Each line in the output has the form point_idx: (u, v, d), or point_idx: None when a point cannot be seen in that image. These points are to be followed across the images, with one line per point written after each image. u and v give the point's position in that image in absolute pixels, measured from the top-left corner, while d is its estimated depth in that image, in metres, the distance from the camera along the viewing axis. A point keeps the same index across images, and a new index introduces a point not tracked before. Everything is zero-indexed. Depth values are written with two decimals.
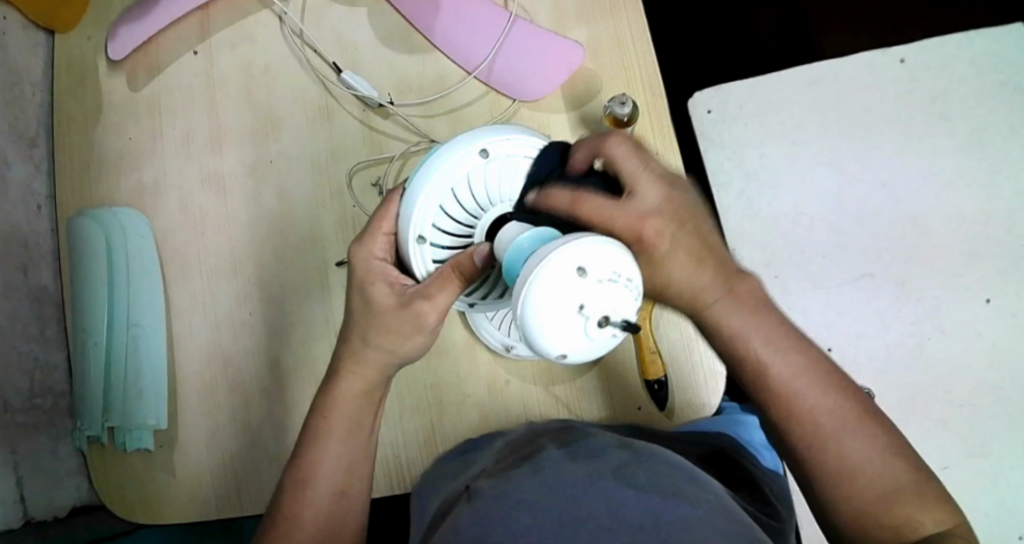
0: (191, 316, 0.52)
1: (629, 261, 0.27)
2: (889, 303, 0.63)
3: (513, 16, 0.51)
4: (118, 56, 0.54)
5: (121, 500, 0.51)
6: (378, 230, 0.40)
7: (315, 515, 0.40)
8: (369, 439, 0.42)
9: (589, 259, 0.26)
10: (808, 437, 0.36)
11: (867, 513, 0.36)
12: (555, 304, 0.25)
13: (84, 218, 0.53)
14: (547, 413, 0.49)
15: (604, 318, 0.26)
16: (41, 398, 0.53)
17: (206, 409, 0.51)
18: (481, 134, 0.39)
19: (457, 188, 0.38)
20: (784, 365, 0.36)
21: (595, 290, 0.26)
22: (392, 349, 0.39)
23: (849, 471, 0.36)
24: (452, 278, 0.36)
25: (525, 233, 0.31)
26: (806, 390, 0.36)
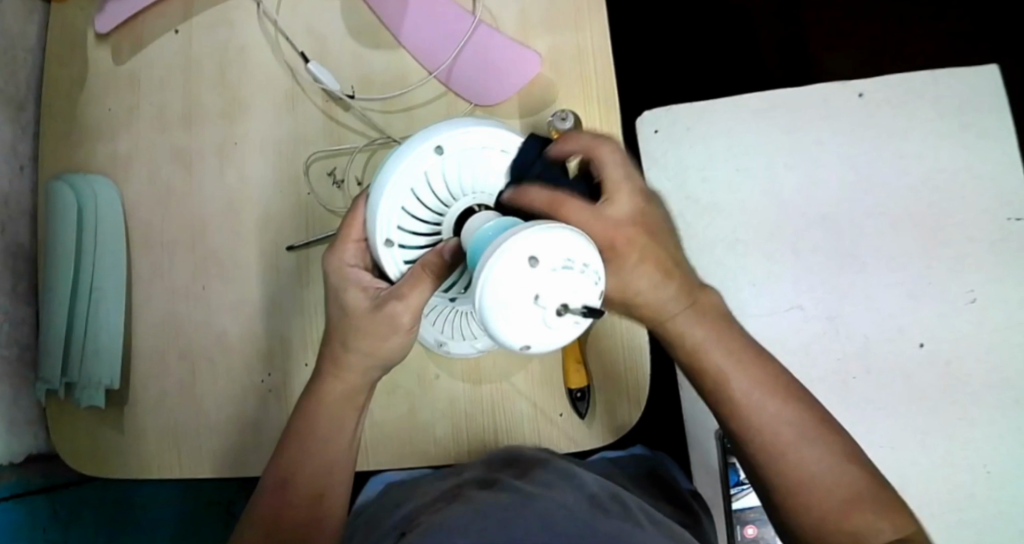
0: (151, 284, 0.55)
1: (584, 247, 0.27)
2: (820, 337, 0.54)
3: (476, 21, 0.52)
4: (105, 29, 0.57)
5: (76, 452, 0.54)
6: (348, 238, 0.41)
7: (293, 516, 0.42)
8: (353, 449, 0.44)
9: (542, 247, 0.26)
10: (764, 446, 0.37)
11: (827, 517, 0.36)
12: (511, 294, 0.25)
13: (60, 181, 0.55)
14: (474, 412, 0.50)
15: (563, 305, 0.26)
16: (9, 349, 0.56)
17: (158, 374, 0.54)
18: (434, 130, 0.39)
19: (418, 188, 0.38)
20: (746, 378, 0.38)
21: (550, 278, 0.26)
22: (372, 352, 0.40)
23: (807, 478, 0.37)
24: (424, 277, 0.36)
25: (491, 223, 0.32)
26: (766, 401, 0.38)
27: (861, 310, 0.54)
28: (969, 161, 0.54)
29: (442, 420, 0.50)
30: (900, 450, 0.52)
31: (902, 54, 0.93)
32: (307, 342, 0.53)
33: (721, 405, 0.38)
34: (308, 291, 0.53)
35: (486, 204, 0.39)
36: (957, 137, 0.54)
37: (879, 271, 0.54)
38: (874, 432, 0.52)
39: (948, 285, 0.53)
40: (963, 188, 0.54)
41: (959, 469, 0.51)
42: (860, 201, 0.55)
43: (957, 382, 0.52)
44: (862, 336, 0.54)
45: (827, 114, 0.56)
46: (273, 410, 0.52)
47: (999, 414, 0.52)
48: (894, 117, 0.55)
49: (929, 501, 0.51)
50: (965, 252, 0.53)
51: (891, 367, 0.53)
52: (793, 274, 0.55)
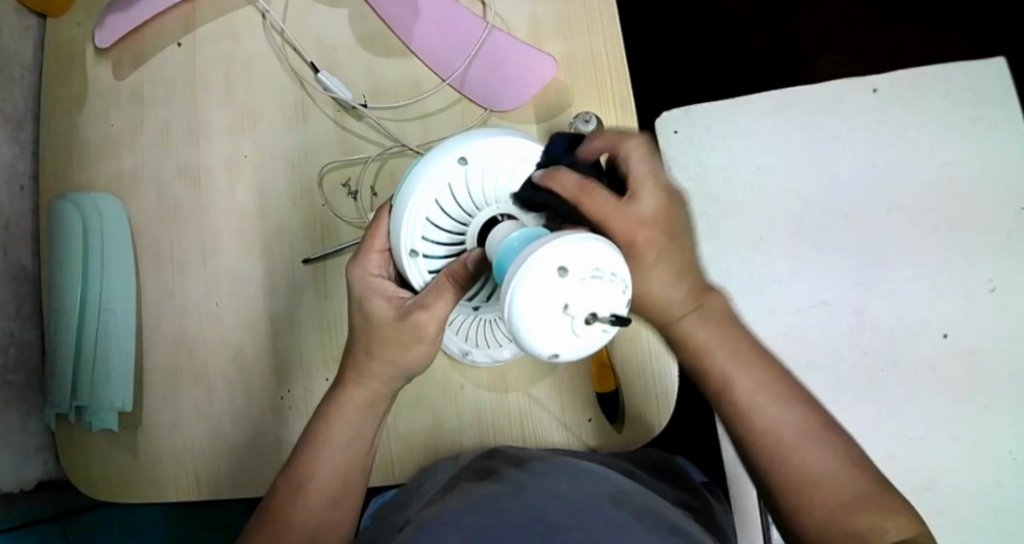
0: (161, 304, 0.53)
1: (614, 255, 0.26)
2: (843, 332, 0.55)
3: (490, 26, 0.52)
4: (106, 44, 0.55)
5: (88, 477, 0.52)
6: (372, 248, 0.40)
7: (306, 519, 0.40)
8: (367, 451, 0.43)
9: (570, 257, 0.25)
10: (763, 443, 0.36)
11: (831, 519, 0.34)
12: (539, 305, 0.25)
13: (65, 202, 0.54)
14: (500, 421, 0.50)
15: (592, 314, 0.25)
16: (15, 375, 0.55)
17: (169, 394, 0.52)
18: (458, 142, 0.38)
19: (442, 198, 0.37)
20: (750, 379, 0.36)
21: (577, 289, 0.25)
22: (394, 361, 0.39)
23: (812, 479, 0.35)
24: (448, 286, 0.35)
25: (516, 234, 0.31)
26: (769, 405, 0.36)
27: (880, 302, 0.55)
28: (980, 152, 0.54)
29: (469, 430, 0.50)
30: (926, 438, 0.52)
31: (900, 51, 0.93)
32: (325, 356, 0.51)
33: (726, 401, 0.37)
34: (325, 304, 0.52)
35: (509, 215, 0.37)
36: (968, 129, 0.55)
37: (897, 263, 0.55)
38: (898, 422, 0.53)
39: (964, 275, 0.54)
40: (974, 179, 0.54)
41: (985, 456, 0.52)
42: (875, 196, 0.56)
43: (978, 370, 0.53)
44: (882, 329, 0.54)
45: (842, 111, 0.56)
46: (293, 427, 0.51)
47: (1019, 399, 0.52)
48: (906, 113, 0.56)
49: (956, 489, 0.51)
50: (979, 243, 0.54)
51: (911, 357, 0.54)
52: (810, 270, 0.55)
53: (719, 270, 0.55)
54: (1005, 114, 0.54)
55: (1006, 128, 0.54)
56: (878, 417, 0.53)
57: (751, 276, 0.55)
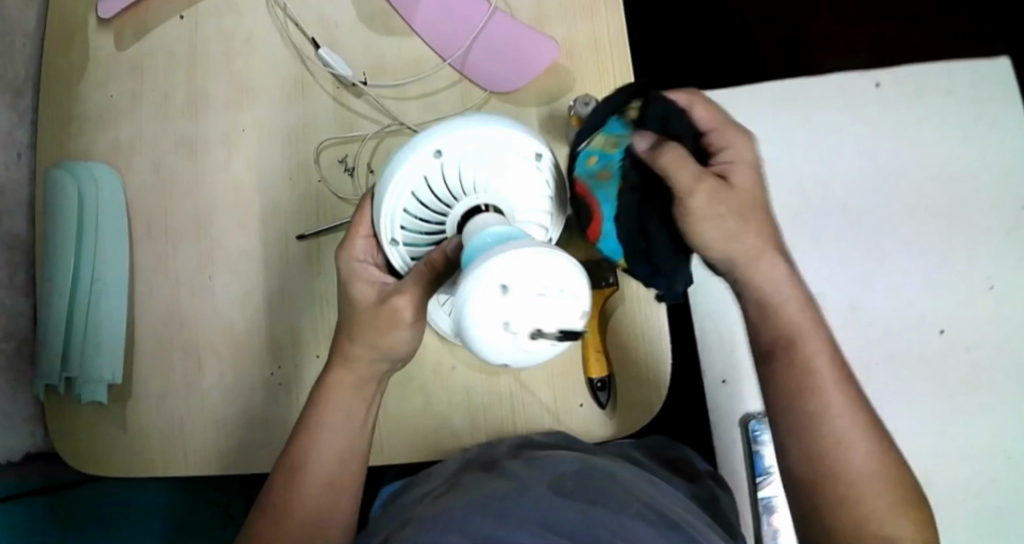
0: (154, 276, 0.53)
1: (562, 270, 0.26)
2: (839, 327, 0.54)
3: (490, 9, 0.52)
4: (107, 15, 0.55)
5: (75, 447, 0.52)
6: (357, 234, 0.40)
7: (303, 504, 0.40)
8: (365, 436, 0.42)
9: (512, 273, 0.25)
10: (820, 421, 0.36)
11: (869, 517, 0.35)
12: (483, 320, 0.26)
13: (61, 171, 0.54)
14: (486, 405, 0.49)
15: (536, 332, 0.26)
16: (5, 344, 0.55)
17: (159, 368, 0.52)
18: (431, 132, 0.37)
19: (418, 189, 0.37)
20: (822, 356, 0.37)
21: (519, 307, 0.25)
22: (374, 345, 0.39)
23: (854, 474, 0.35)
24: (430, 275, 0.35)
25: (497, 230, 0.31)
26: (834, 394, 0.36)
27: (878, 297, 0.54)
28: (983, 149, 0.54)
29: (457, 411, 0.49)
30: (922, 435, 0.52)
31: (910, 50, 0.92)
32: (319, 334, 0.51)
33: (789, 379, 0.37)
34: (319, 281, 0.51)
35: (491, 206, 0.36)
36: (970, 126, 0.54)
37: (896, 259, 0.54)
38: (894, 419, 0.53)
39: (963, 272, 0.53)
40: (977, 176, 0.54)
41: (980, 454, 0.51)
42: (876, 190, 0.55)
43: (975, 369, 0.52)
44: (879, 325, 0.54)
45: (845, 105, 0.56)
46: (283, 404, 0.50)
47: (1016, 398, 0.52)
48: (909, 108, 0.56)
49: (949, 488, 0.51)
50: (979, 242, 0.53)
51: (908, 353, 0.53)
52: (810, 263, 0.55)
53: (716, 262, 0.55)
54: (1008, 112, 0.54)
55: (1009, 126, 0.54)
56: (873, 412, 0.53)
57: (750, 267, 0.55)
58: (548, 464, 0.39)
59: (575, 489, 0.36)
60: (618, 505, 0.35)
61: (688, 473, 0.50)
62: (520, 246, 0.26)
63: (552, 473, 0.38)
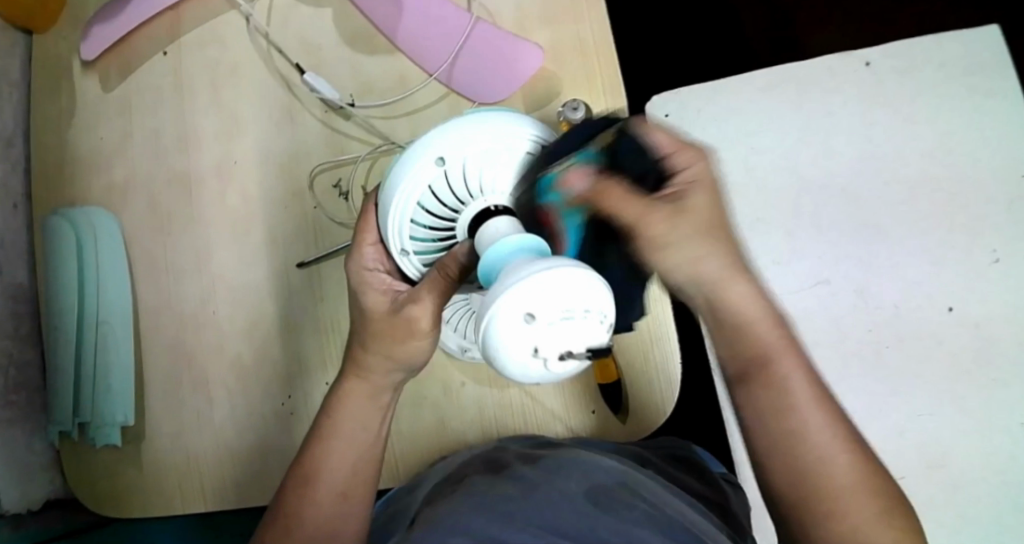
0: (159, 314, 0.53)
1: (586, 291, 0.25)
2: (846, 311, 0.54)
3: (473, 18, 0.51)
4: (91, 57, 0.55)
5: (92, 491, 0.52)
6: (364, 243, 0.39)
7: (314, 514, 0.39)
8: (379, 444, 0.42)
9: (536, 301, 0.25)
10: (797, 439, 0.32)
11: (855, 534, 0.31)
12: (510, 345, 0.25)
13: (57, 217, 0.54)
14: (500, 416, 0.49)
15: (565, 354, 0.25)
16: (16, 394, 0.55)
17: (169, 405, 0.52)
18: (429, 140, 0.36)
19: (424, 199, 0.37)
20: (790, 365, 0.32)
21: (548, 333, 0.25)
22: (390, 355, 0.38)
23: (837, 487, 0.31)
24: (441, 279, 0.34)
25: (515, 238, 0.30)
26: (806, 404, 0.32)
27: (882, 278, 0.54)
28: (979, 121, 0.53)
29: (471, 425, 0.49)
30: (937, 414, 0.52)
31: (903, 18, 0.91)
32: (326, 358, 0.51)
33: (757, 396, 0.32)
34: (322, 307, 0.51)
35: (504, 207, 0.35)
36: (964, 99, 0.54)
37: (899, 236, 0.54)
38: (907, 400, 0.53)
39: (967, 247, 0.53)
40: (974, 149, 0.53)
41: (995, 429, 0.51)
42: (872, 171, 0.55)
43: (985, 344, 0.52)
44: (886, 306, 0.54)
45: (835, 86, 0.56)
46: (296, 434, 0.50)
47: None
48: (901, 85, 0.55)
49: (968, 464, 0.51)
50: (982, 213, 0.53)
51: (918, 331, 0.53)
52: (812, 249, 0.55)
53: None
54: (1002, 82, 0.54)
55: (1002, 96, 0.53)
56: (885, 394, 0.53)
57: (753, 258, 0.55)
58: (557, 465, 0.39)
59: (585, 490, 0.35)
60: (622, 506, 0.35)
61: (700, 479, 0.49)
62: (544, 266, 0.25)
63: (560, 476, 0.38)
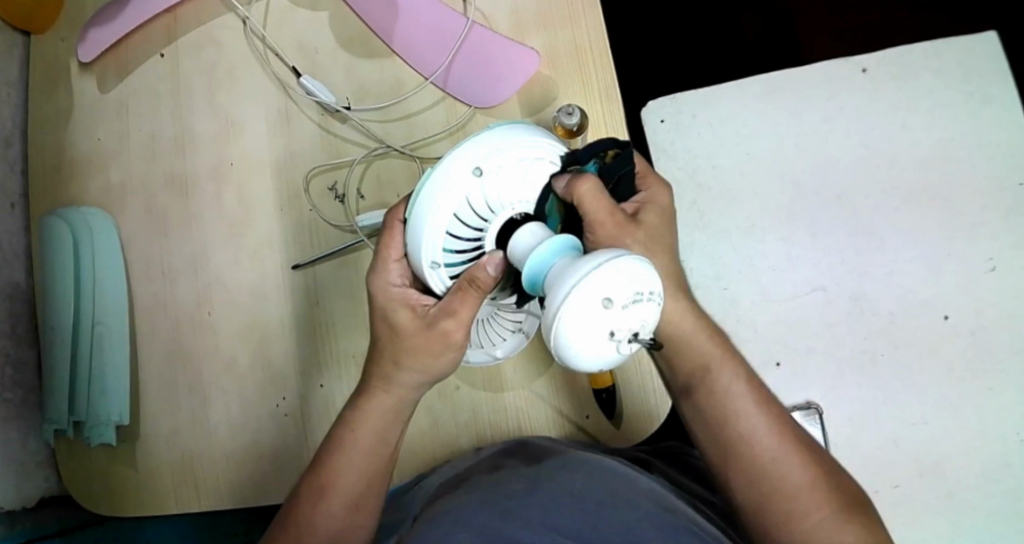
0: (155, 315, 0.53)
1: (650, 273, 0.26)
2: (842, 317, 0.54)
3: (470, 21, 0.51)
4: (89, 58, 0.55)
5: (88, 490, 0.52)
6: (388, 258, 0.39)
7: (328, 524, 0.39)
8: (392, 457, 0.42)
9: (614, 286, 0.25)
10: (746, 448, 0.35)
11: (817, 532, 0.34)
12: (588, 331, 0.25)
13: (55, 217, 0.54)
14: (495, 420, 0.49)
15: (633, 335, 0.26)
16: (12, 393, 0.55)
17: (166, 406, 0.52)
18: (463, 151, 0.34)
19: (460, 211, 0.35)
20: (733, 383, 0.36)
21: (623, 317, 0.25)
22: (425, 369, 0.38)
23: (791, 487, 0.34)
24: (470, 293, 0.35)
25: (546, 244, 0.30)
26: (751, 414, 0.36)
27: (879, 284, 0.54)
28: (975, 128, 0.53)
29: (467, 429, 0.49)
30: (931, 422, 0.52)
31: (903, 21, 0.90)
32: (322, 360, 0.51)
33: (706, 410, 0.36)
34: (317, 309, 0.51)
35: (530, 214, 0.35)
36: (960, 106, 0.54)
37: (896, 244, 0.54)
38: (903, 408, 0.52)
39: (964, 255, 0.53)
40: (971, 156, 0.53)
41: (990, 437, 0.51)
42: (869, 177, 0.55)
43: (980, 351, 0.52)
44: (882, 313, 0.53)
45: (832, 92, 0.56)
46: (291, 437, 0.50)
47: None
48: (897, 92, 0.55)
49: (962, 473, 0.51)
50: (979, 221, 0.53)
51: (913, 338, 0.53)
52: (810, 255, 0.55)
53: (714, 260, 0.55)
54: (999, 89, 0.53)
55: (999, 103, 0.53)
56: (881, 401, 0.53)
57: (749, 263, 0.55)
58: (556, 465, 0.39)
59: (585, 490, 0.35)
60: (624, 507, 0.34)
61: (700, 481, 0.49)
62: (611, 256, 0.26)
63: (558, 474, 0.37)
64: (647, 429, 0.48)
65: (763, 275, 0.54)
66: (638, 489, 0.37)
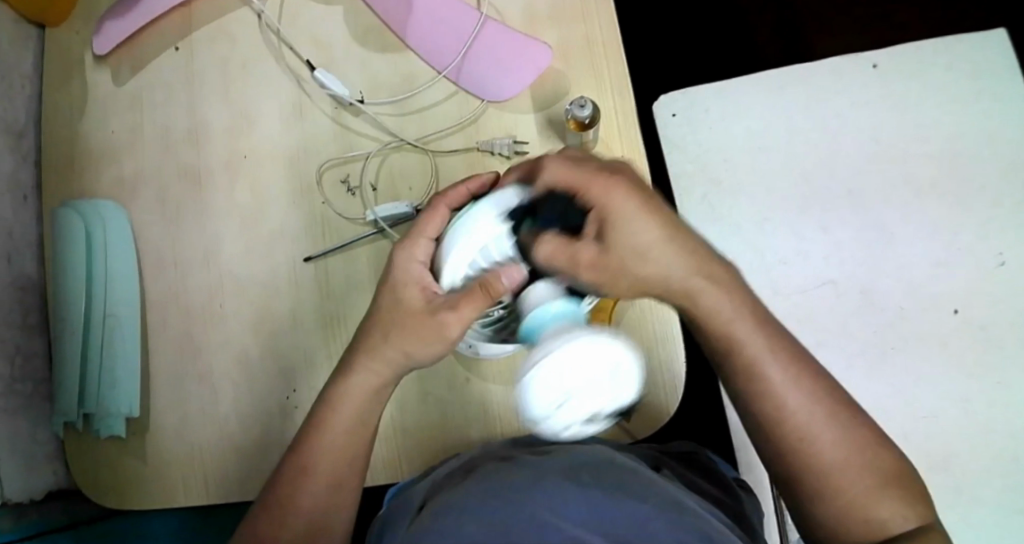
0: (166, 308, 0.53)
1: (612, 364, 0.32)
2: (853, 311, 0.54)
3: (482, 17, 0.52)
4: (104, 51, 0.56)
5: (96, 483, 0.52)
6: (421, 235, 0.40)
7: (305, 503, 0.39)
8: (369, 444, 0.42)
9: (572, 372, 0.32)
10: (789, 423, 0.36)
11: (854, 507, 0.34)
12: (548, 398, 0.32)
13: (67, 209, 0.54)
14: (505, 413, 0.49)
15: (591, 415, 0.32)
16: (21, 383, 0.55)
17: (174, 398, 0.52)
18: (519, 188, 0.38)
19: (497, 238, 0.38)
20: (781, 362, 0.36)
21: (580, 397, 0.32)
22: (406, 350, 0.39)
23: (832, 461, 0.35)
24: (480, 294, 0.35)
25: (554, 303, 0.35)
26: (789, 390, 0.36)
27: (890, 279, 0.54)
28: (985, 125, 0.54)
29: (476, 422, 0.49)
30: (942, 417, 0.52)
31: (912, 21, 0.91)
32: (332, 352, 0.51)
33: (747, 386, 0.37)
34: (329, 301, 0.51)
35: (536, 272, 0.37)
36: (969, 102, 0.54)
37: (906, 238, 0.54)
38: (914, 403, 0.52)
39: (974, 250, 0.53)
40: (981, 152, 0.54)
41: (1002, 432, 0.51)
42: (879, 173, 0.55)
43: (991, 346, 0.52)
44: (892, 307, 0.53)
45: (842, 88, 0.56)
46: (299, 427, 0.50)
47: None
48: (907, 88, 0.55)
49: (973, 469, 0.51)
50: (988, 217, 0.53)
51: (923, 332, 0.53)
52: (819, 249, 0.55)
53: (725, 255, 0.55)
54: (1009, 86, 0.54)
55: (1009, 99, 0.54)
56: (892, 396, 0.53)
57: (759, 258, 0.55)
58: (564, 457, 0.38)
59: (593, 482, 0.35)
60: (632, 499, 0.34)
61: (710, 479, 0.49)
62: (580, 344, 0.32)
63: (567, 465, 0.37)
64: (656, 423, 0.48)
65: (773, 269, 0.55)
66: (644, 479, 0.37)
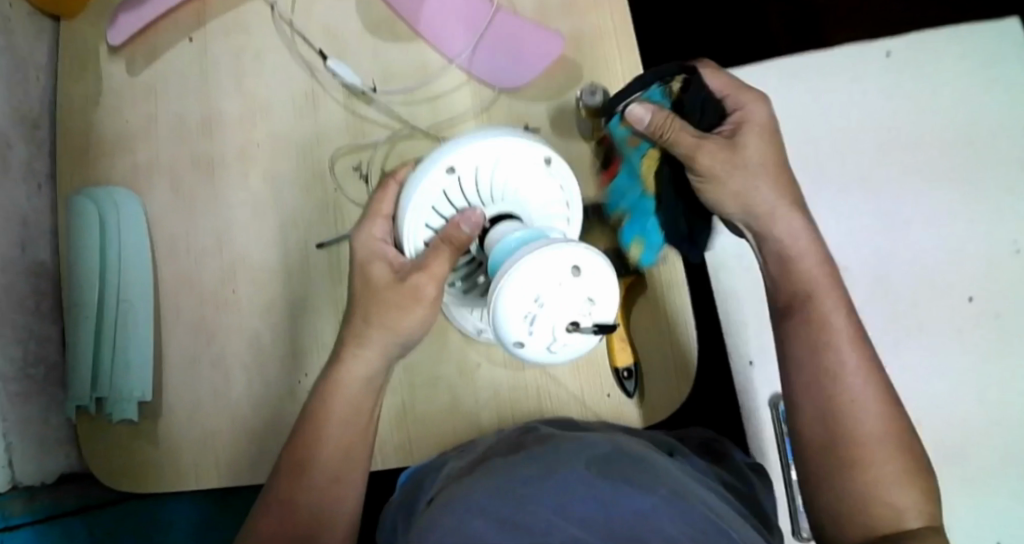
0: (178, 293, 0.53)
1: (574, 254, 0.31)
2: (864, 299, 0.54)
3: (495, 5, 0.53)
4: (118, 42, 0.56)
5: (109, 467, 0.52)
6: (378, 213, 0.42)
7: (308, 498, 0.40)
8: (367, 448, 0.43)
9: (537, 283, 0.31)
10: (823, 392, 0.41)
11: (880, 484, 0.38)
12: (519, 314, 0.31)
13: (82, 195, 0.54)
14: (512, 399, 0.49)
15: (574, 326, 0.32)
16: (35, 369, 0.55)
17: (184, 383, 0.52)
18: (449, 149, 0.40)
19: (441, 200, 0.40)
20: (853, 352, 0.41)
21: (551, 308, 0.31)
22: (392, 326, 0.40)
23: (864, 442, 0.39)
24: (444, 248, 0.38)
25: (516, 233, 0.36)
26: (857, 375, 0.41)
27: (901, 267, 0.54)
28: (995, 115, 0.54)
29: (486, 407, 0.49)
30: (954, 405, 0.52)
31: (918, 14, 0.91)
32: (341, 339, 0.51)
33: (815, 362, 0.42)
34: (344, 288, 0.52)
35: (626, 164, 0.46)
36: (980, 93, 0.55)
37: (916, 227, 0.54)
38: (926, 391, 0.52)
39: (985, 239, 0.54)
40: (991, 142, 0.54)
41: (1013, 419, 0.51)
42: (891, 162, 0.55)
43: (1003, 332, 0.52)
44: (904, 295, 0.54)
45: (854, 78, 0.56)
46: None
47: None
48: (917, 78, 0.56)
49: (983, 456, 0.51)
50: (998, 206, 0.54)
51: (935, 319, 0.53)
52: (831, 237, 0.55)
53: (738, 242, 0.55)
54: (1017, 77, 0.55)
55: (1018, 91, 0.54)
56: (904, 383, 0.53)
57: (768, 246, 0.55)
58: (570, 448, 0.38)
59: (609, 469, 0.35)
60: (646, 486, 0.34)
61: (722, 464, 0.49)
62: (535, 254, 0.31)
63: (579, 455, 0.37)
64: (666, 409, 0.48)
65: None
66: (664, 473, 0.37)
